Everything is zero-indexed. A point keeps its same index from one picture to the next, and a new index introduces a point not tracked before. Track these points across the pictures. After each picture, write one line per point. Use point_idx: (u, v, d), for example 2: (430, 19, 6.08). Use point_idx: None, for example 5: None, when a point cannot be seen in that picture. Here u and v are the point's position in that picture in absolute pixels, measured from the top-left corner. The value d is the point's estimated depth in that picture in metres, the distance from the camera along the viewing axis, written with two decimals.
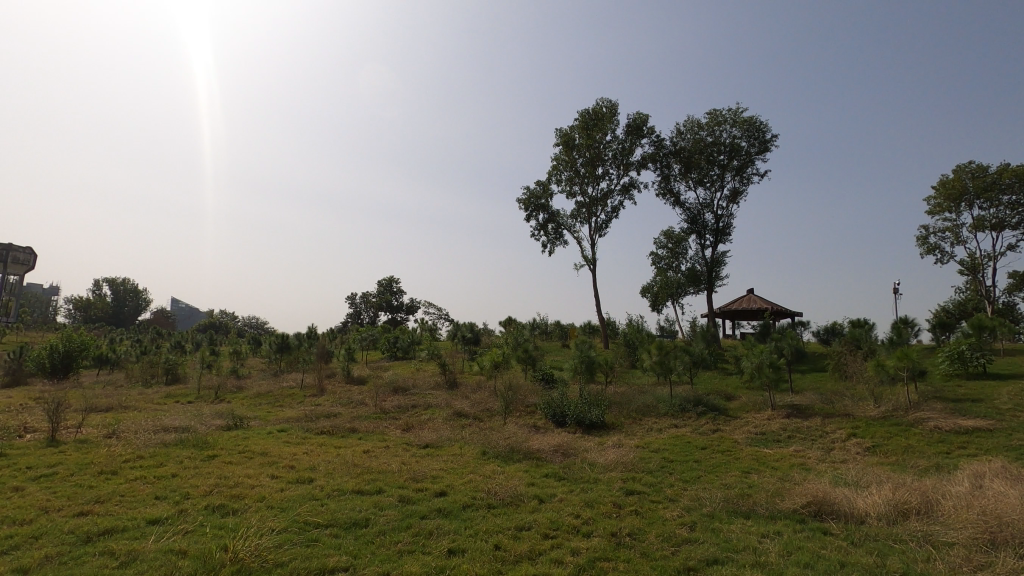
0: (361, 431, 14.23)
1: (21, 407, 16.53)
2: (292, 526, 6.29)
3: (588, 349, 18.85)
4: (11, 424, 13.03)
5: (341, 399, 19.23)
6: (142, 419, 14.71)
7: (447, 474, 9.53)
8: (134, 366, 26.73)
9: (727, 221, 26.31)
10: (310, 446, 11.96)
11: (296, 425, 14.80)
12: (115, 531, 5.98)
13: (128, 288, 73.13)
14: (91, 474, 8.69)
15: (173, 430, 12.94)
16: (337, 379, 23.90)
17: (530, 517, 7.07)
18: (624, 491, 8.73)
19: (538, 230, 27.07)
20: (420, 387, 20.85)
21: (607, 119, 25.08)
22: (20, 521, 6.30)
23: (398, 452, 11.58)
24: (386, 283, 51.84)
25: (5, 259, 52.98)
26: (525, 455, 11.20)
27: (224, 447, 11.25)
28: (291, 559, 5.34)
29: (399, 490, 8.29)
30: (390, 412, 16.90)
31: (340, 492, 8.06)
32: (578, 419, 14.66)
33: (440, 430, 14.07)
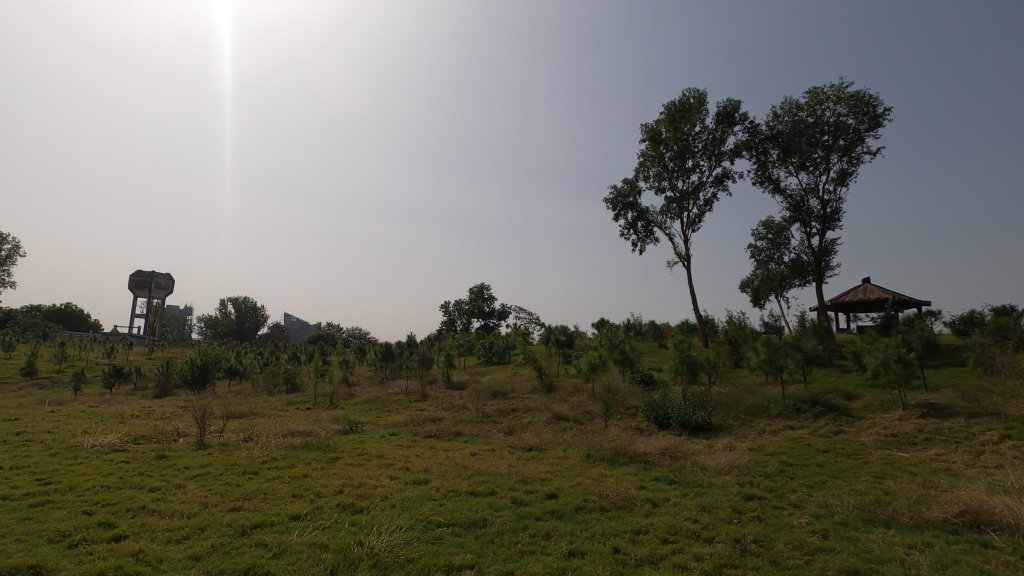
0: (466, 434, 14.67)
1: (173, 415, 18.71)
2: (417, 525, 6.62)
3: (688, 348, 18.09)
4: (167, 430, 14.83)
5: (443, 404, 19.95)
6: (270, 425, 16.15)
7: (555, 477, 9.58)
8: (258, 377, 29.36)
9: (836, 206, 24.32)
10: (420, 449, 12.52)
11: (406, 430, 15.54)
12: (264, 526, 6.62)
13: (249, 305, 80.60)
14: (237, 474, 9.69)
15: (298, 435, 14.09)
16: (438, 385, 24.78)
17: (647, 521, 6.94)
18: (742, 495, 8.31)
19: (627, 229, 26.52)
20: (518, 391, 21.19)
21: (695, 108, 24.18)
22: (186, 514, 7.16)
23: (505, 455, 11.80)
24: (478, 291, 53.16)
25: (150, 284, 60.63)
26: (632, 458, 11.01)
27: (344, 450, 12.05)
28: (420, 556, 5.63)
29: (511, 492, 8.46)
30: (491, 416, 17.28)
31: (455, 493, 8.37)
32: (683, 422, 14.17)
33: (542, 433, 14.20)
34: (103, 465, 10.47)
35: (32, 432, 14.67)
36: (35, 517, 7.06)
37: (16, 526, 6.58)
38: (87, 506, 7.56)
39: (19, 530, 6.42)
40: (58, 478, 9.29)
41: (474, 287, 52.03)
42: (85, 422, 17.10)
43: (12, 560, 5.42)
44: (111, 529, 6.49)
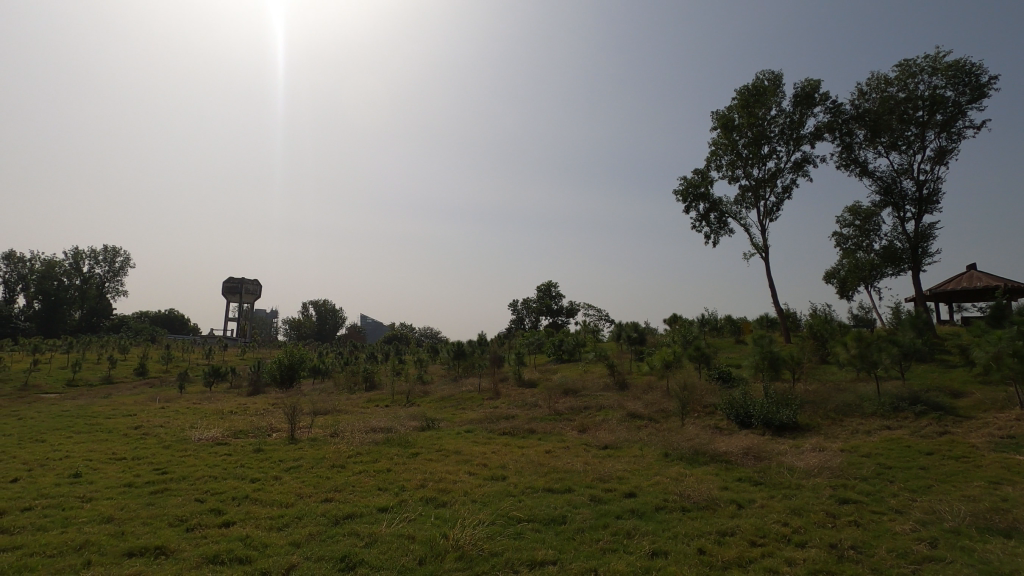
0: (539, 432, 14.76)
1: (266, 412, 20.06)
2: (499, 519, 6.75)
3: (769, 344, 17.23)
4: (262, 425, 15.97)
5: (515, 402, 20.14)
6: (353, 421, 16.99)
7: (632, 476, 9.47)
8: (340, 375, 30.91)
9: (934, 187, 22.35)
10: (495, 446, 12.72)
11: (481, 427, 15.86)
12: (355, 516, 6.99)
13: (329, 308, 84.73)
14: (326, 467, 10.28)
15: (380, 431, 14.74)
16: (510, 383, 25.08)
17: (732, 523, 6.72)
18: (835, 499, 7.86)
19: (699, 221, 25.61)
20: (590, 388, 21.03)
21: (770, 91, 22.99)
22: (285, 503, 7.70)
23: (579, 452, 11.78)
24: (545, 288, 53.08)
25: (240, 290, 65.25)
26: (712, 458, 10.68)
27: (423, 446, 12.48)
28: (503, 550, 5.75)
29: (589, 490, 8.43)
30: (564, 413, 17.29)
31: (533, 489, 8.45)
32: (766, 420, 13.54)
33: (617, 431, 14.03)
34: (209, 456, 11.43)
35: (149, 426, 16.24)
36: (157, 502, 7.84)
37: (142, 511, 7.32)
38: (200, 494, 8.30)
39: (144, 514, 7.14)
40: (173, 468, 10.24)
41: (542, 284, 52.04)
42: (191, 417, 18.69)
43: (141, 541, 6.04)
44: (222, 515, 7.10)
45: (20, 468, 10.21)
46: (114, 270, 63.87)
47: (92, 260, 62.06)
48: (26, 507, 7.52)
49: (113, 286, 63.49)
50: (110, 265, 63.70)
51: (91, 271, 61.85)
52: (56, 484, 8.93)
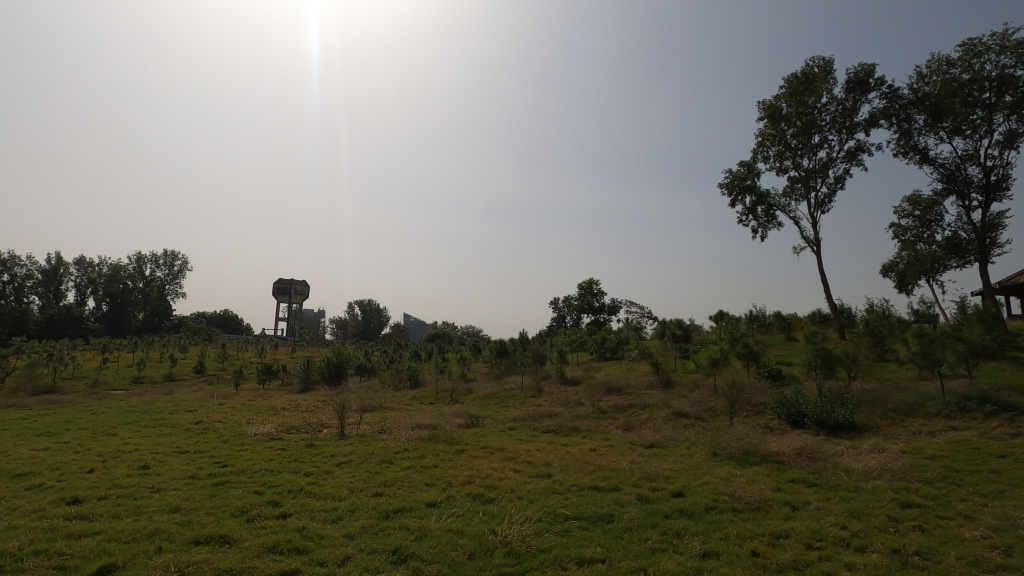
0: (583, 430, 14.70)
1: (316, 408, 20.75)
2: (546, 517, 6.78)
3: (823, 340, 16.57)
4: (313, 421, 16.53)
5: (559, 400, 20.10)
6: (400, 417, 17.36)
7: (680, 475, 9.31)
8: (385, 373, 31.62)
9: (1003, 173, 20.99)
10: (540, 444, 12.75)
11: (524, 424, 15.93)
12: (405, 510, 7.15)
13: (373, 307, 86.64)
14: (375, 462, 10.56)
15: (426, 427, 15.00)
16: (553, 381, 25.06)
17: (787, 525, 6.52)
18: (898, 502, 7.52)
19: (746, 214, 24.87)
20: (634, 386, 20.78)
21: (821, 78, 22.09)
22: (337, 497, 7.96)
23: (625, 451, 11.66)
24: (587, 285, 52.60)
25: (289, 291, 67.52)
26: (763, 458, 10.39)
27: (468, 443, 12.63)
28: (551, 546, 5.77)
29: (636, 489, 8.34)
30: (608, 411, 17.15)
31: (579, 487, 8.43)
32: (820, 420, 13.06)
33: (663, 430, 13.81)
34: (265, 451, 11.94)
35: (209, 422, 17.07)
36: (219, 494, 8.25)
37: (205, 501, 7.71)
38: (259, 486, 8.68)
39: (208, 504, 7.52)
40: (232, 461, 10.74)
41: (583, 281, 51.61)
42: (247, 413, 19.52)
43: (206, 530, 6.36)
44: (279, 507, 7.40)
45: (96, 459, 10.94)
46: (173, 273, 67.21)
47: (154, 264, 65.51)
48: (101, 496, 8.04)
49: (173, 289, 66.76)
50: (169, 268, 67.05)
51: (152, 274, 65.32)
52: (128, 474, 9.53)
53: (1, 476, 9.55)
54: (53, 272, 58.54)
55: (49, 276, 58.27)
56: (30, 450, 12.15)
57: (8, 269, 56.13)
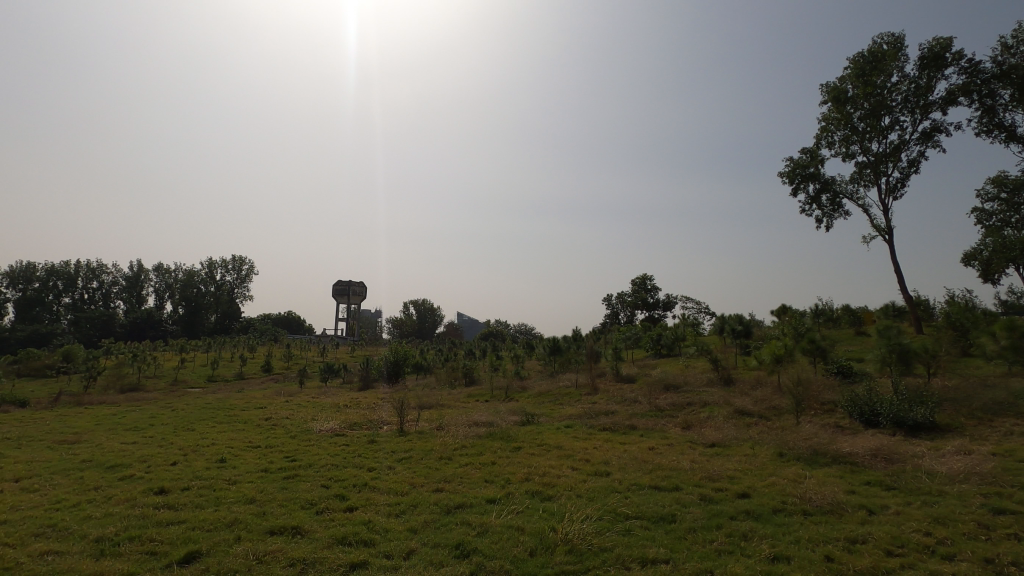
0: (641, 428, 14.46)
1: (376, 405, 21.39)
2: (606, 515, 6.71)
3: (898, 335, 15.59)
4: (374, 418, 17.03)
5: (614, 398, 19.85)
6: (456, 415, 17.64)
7: (745, 476, 8.99)
8: (441, 371, 32.21)
9: None
10: (597, 441, 12.63)
11: (580, 422, 15.83)
12: (465, 506, 7.26)
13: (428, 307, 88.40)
14: (435, 459, 10.77)
15: (482, 425, 15.16)
16: (608, 378, 24.79)
17: (863, 529, 6.19)
18: (989, 508, 6.98)
19: (809, 203, 23.71)
20: (693, 384, 20.24)
21: (891, 55, 20.75)
22: (400, 492, 8.18)
23: (685, 450, 11.38)
24: (640, 281, 51.60)
25: (348, 292, 69.86)
26: (834, 459, 9.90)
27: (525, 440, 12.66)
28: (613, 546, 5.71)
29: (698, 489, 8.13)
30: (666, 409, 16.79)
31: (639, 486, 8.30)
32: (896, 420, 12.30)
33: (724, 429, 13.39)
34: (330, 446, 12.42)
35: (278, 418, 17.93)
36: (289, 486, 8.66)
37: (277, 493, 8.12)
38: (326, 480, 9.05)
39: (280, 497, 7.90)
40: (299, 456, 11.23)
41: (636, 277, 50.67)
42: (313, 410, 20.39)
43: (279, 521, 6.69)
44: (345, 501, 7.68)
45: (178, 453, 11.71)
46: (241, 277, 70.85)
47: (224, 269, 69.29)
48: (184, 487, 8.60)
49: (241, 292, 70.35)
50: (237, 273, 70.74)
51: (223, 279, 69.06)
52: (207, 467, 10.17)
53: (97, 467, 10.39)
54: (135, 278, 62.99)
55: (131, 282, 62.75)
56: (121, 443, 13.14)
57: (97, 277, 60.86)
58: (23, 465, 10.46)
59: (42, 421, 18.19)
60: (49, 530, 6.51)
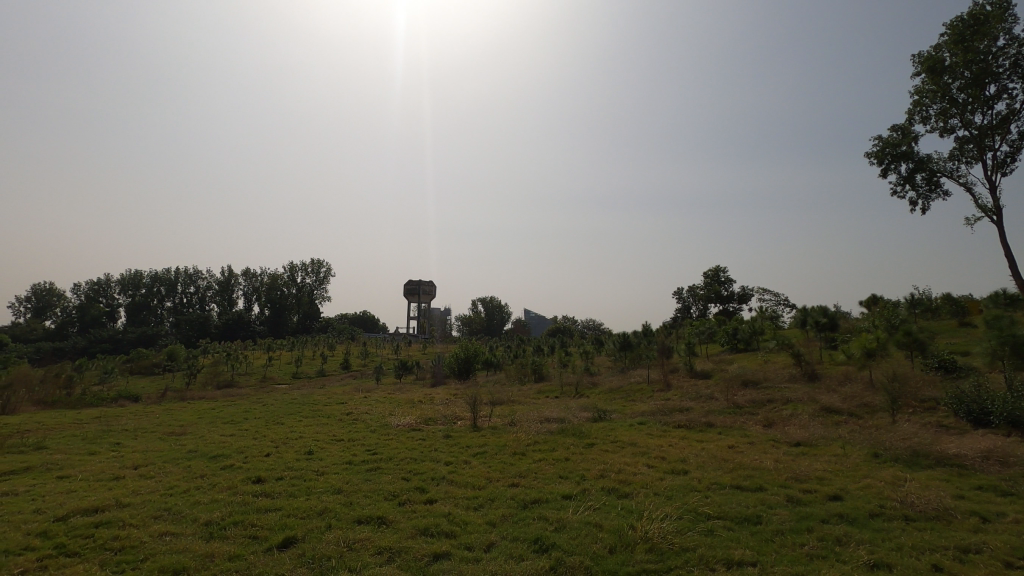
0: (719, 426, 13.96)
1: (449, 401, 21.93)
2: (687, 514, 6.56)
3: (1011, 325, 14.11)
4: (447, 414, 17.47)
5: (689, 394, 19.28)
6: (527, 411, 17.77)
7: (836, 477, 8.48)
8: (510, 368, 32.54)
9: None
10: (672, 439, 12.34)
11: (654, 419, 15.49)
12: (542, 501, 7.32)
13: (495, 304, 89.48)
14: (509, 454, 10.91)
15: (554, 421, 15.18)
16: (681, 374, 24.11)
17: (976, 538, 5.67)
18: None
19: (902, 184, 21.90)
20: (774, 380, 19.30)
21: (996, 17, 18.78)
22: (477, 486, 8.35)
23: (767, 449, 10.88)
24: (713, 273, 49.76)
25: (419, 291, 71.94)
26: (938, 461, 9.13)
27: (598, 437, 12.57)
28: (696, 546, 5.56)
29: (785, 490, 7.76)
30: (745, 406, 16.13)
31: (720, 486, 8.02)
32: (1011, 419, 11.16)
33: (810, 427, 12.68)
34: (408, 441, 12.87)
35: (358, 413, 18.78)
36: (372, 478, 9.07)
37: (362, 485, 8.52)
38: (406, 473, 9.40)
39: (364, 488, 8.29)
40: (380, 450, 11.73)
41: (709, 269, 48.91)
42: (389, 406, 21.20)
43: (365, 511, 7.02)
44: (425, 493, 7.94)
45: (270, 445, 12.54)
46: (319, 279, 74.51)
47: (304, 272, 73.24)
48: (278, 477, 9.21)
49: (320, 294, 74.08)
50: (316, 275, 74.48)
51: (303, 281, 73.01)
52: (297, 459, 10.84)
53: (201, 457, 11.33)
54: (226, 282, 67.76)
55: (223, 286, 67.62)
56: (221, 435, 14.26)
57: (193, 282, 66.02)
58: (140, 454, 11.59)
59: (154, 414, 20.04)
60: (165, 513, 7.18)
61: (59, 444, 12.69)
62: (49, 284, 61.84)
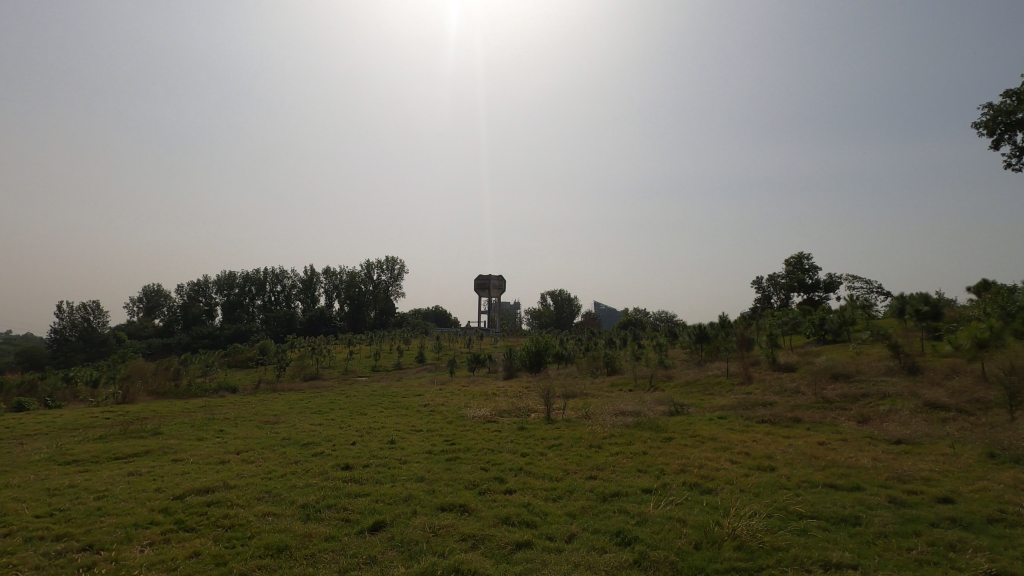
0: (807, 421, 13.21)
1: (522, 394, 22.10)
2: (777, 512, 6.27)
3: None
4: (521, 406, 17.66)
5: (773, 388, 18.36)
6: (601, 404, 17.60)
7: (945, 478, 7.79)
8: (582, 361, 32.31)
9: None
10: (756, 434, 11.79)
11: (735, 413, 14.89)
12: (621, 495, 7.24)
13: (564, 297, 89.08)
14: (585, 446, 10.87)
15: (629, 414, 14.94)
16: (763, 367, 23.02)
17: None
18: None
19: (1016, 156, 19.68)
20: (868, 373, 17.98)
21: None
22: (554, 477, 8.38)
23: (863, 446, 10.15)
24: (796, 260, 47.01)
25: (489, 285, 72.88)
26: None
27: (676, 431, 12.25)
28: (788, 545, 5.30)
29: (886, 490, 7.23)
30: (835, 401, 15.18)
31: (811, 484, 7.59)
32: None
33: (913, 424, 11.71)
34: (484, 432, 13.10)
35: (435, 405, 19.33)
36: (452, 468, 9.33)
37: (443, 473, 8.79)
38: (484, 463, 9.58)
39: (445, 477, 8.56)
40: (458, 440, 12.03)
41: (791, 256, 46.24)
42: (464, 398, 21.69)
43: (448, 499, 7.24)
44: (504, 483, 8.07)
45: (355, 434, 13.18)
46: (393, 276, 77.23)
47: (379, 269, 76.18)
48: (364, 464, 9.68)
49: (395, 291, 76.73)
50: (391, 272, 77.26)
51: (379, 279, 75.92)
52: (381, 447, 11.33)
53: (295, 444, 12.09)
54: (309, 281, 71.72)
55: (306, 284, 71.62)
56: (310, 424, 15.17)
57: (280, 281, 70.38)
58: (240, 441, 12.53)
59: (250, 404, 21.59)
60: (266, 495, 7.74)
61: (172, 430, 13.99)
62: (158, 285, 68.11)
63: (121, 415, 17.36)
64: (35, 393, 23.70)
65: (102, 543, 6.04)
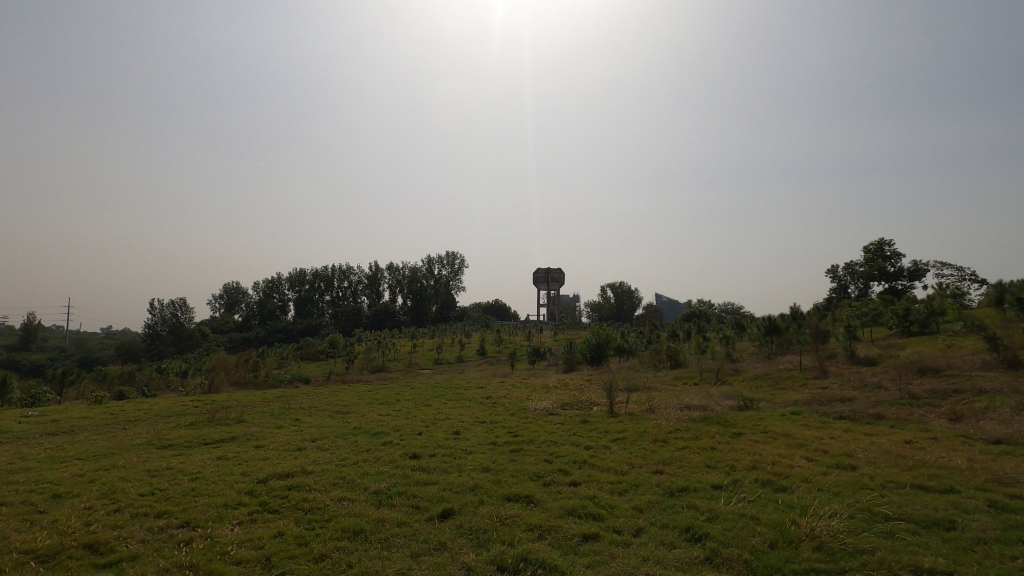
0: (891, 418, 12.39)
1: (583, 387, 22.00)
2: (860, 513, 5.93)
3: None
4: (583, 399, 17.59)
5: (851, 383, 17.34)
6: (665, 398, 17.25)
7: None
8: (645, 354, 31.73)
9: None
10: (834, 431, 11.18)
11: (810, 409, 14.17)
12: (690, 490, 7.07)
13: (623, 290, 87.66)
14: (650, 440, 10.69)
15: (696, 408, 14.54)
16: (840, 360, 21.79)
17: None
18: None
19: None
20: (960, 367, 16.62)
21: None
22: (619, 471, 8.30)
23: (957, 446, 9.39)
24: (875, 247, 44.00)
25: (547, 278, 72.85)
26: None
27: (746, 426, 11.82)
28: (874, 548, 5.01)
29: (984, 493, 6.68)
30: (923, 396, 14.14)
31: (898, 485, 7.12)
32: None
33: (1015, 423, 10.71)
34: (547, 424, 13.15)
35: (497, 397, 19.58)
36: (516, 459, 9.43)
37: (507, 464, 8.90)
38: (547, 455, 9.63)
39: (510, 468, 8.66)
40: (521, 432, 12.14)
41: (870, 243, 43.31)
42: (525, 390, 21.85)
43: (514, 489, 7.33)
44: (568, 476, 8.07)
45: (421, 424, 13.58)
46: (454, 270, 78.60)
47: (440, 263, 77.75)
48: (431, 454, 9.95)
49: (455, 285, 78.15)
50: (451, 267, 78.70)
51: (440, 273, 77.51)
52: (445, 438, 11.62)
53: (365, 433, 12.62)
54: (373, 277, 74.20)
55: (371, 280, 74.16)
56: (378, 414, 15.75)
57: (347, 278, 73.26)
58: (315, 429, 13.20)
59: (322, 395, 22.71)
60: (341, 481, 8.12)
61: (253, 419, 14.94)
62: (237, 284, 72.65)
63: (208, 404, 18.71)
64: (134, 382, 25.95)
65: (197, 521, 6.55)
